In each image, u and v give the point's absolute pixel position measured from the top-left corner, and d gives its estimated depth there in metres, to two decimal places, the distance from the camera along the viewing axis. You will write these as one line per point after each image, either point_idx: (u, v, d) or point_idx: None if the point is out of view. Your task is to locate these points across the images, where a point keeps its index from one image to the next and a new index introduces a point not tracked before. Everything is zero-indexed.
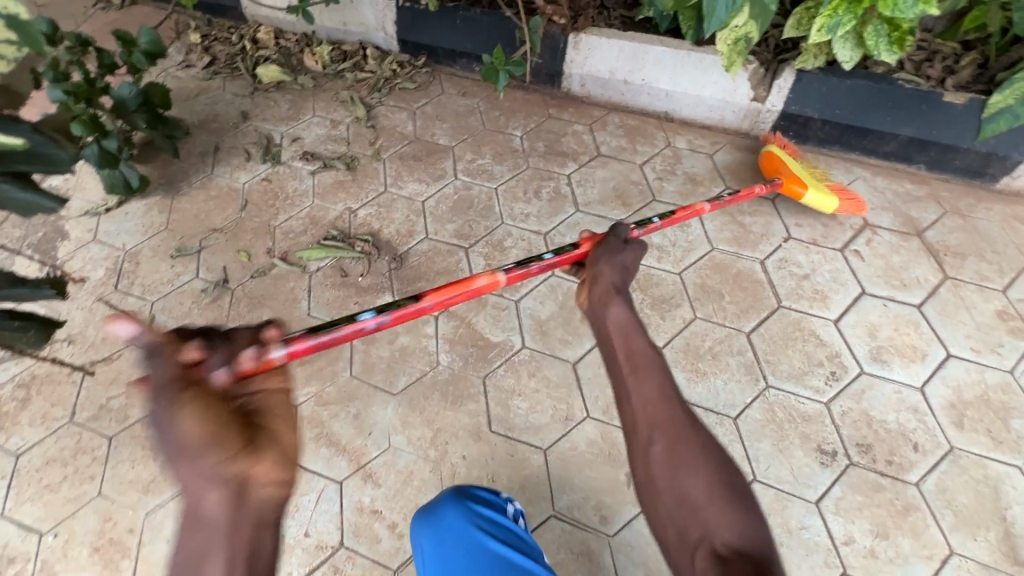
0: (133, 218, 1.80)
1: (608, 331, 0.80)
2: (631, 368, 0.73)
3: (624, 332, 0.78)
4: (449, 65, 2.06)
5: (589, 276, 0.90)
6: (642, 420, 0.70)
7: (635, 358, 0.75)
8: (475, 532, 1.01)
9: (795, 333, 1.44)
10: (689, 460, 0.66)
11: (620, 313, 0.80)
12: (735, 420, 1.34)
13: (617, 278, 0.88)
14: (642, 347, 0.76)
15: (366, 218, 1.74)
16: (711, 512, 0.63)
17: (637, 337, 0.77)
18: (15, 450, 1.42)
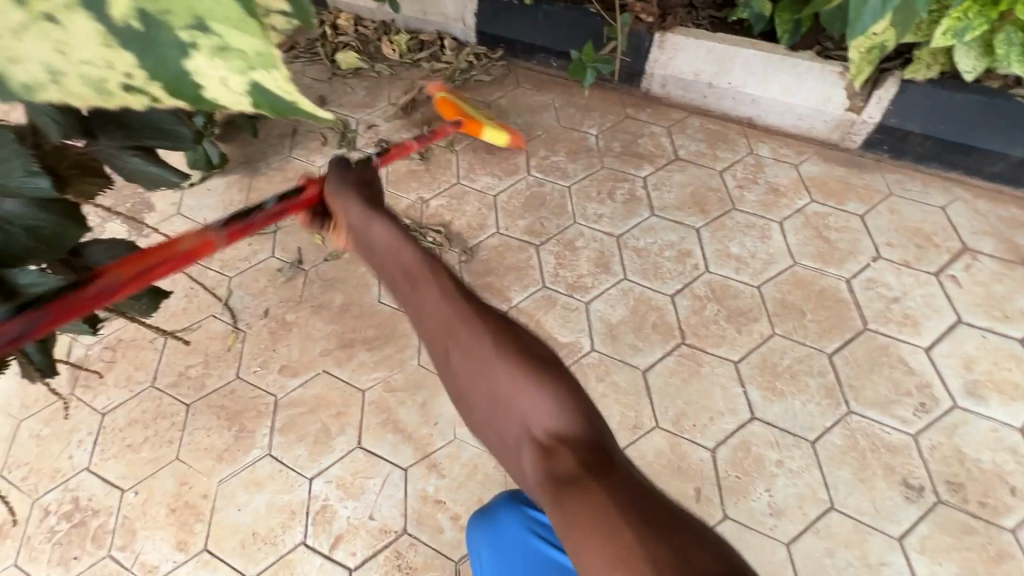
0: (214, 194, 1.86)
1: (379, 256, 0.70)
2: (413, 279, 0.66)
3: (376, 241, 0.71)
4: (526, 59, 2.05)
5: (337, 206, 0.76)
6: (418, 325, 0.65)
7: (422, 284, 0.66)
8: (532, 538, 1.00)
9: (881, 358, 1.37)
10: (485, 359, 0.62)
11: (383, 226, 0.71)
12: (814, 444, 1.28)
13: (349, 194, 0.76)
14: (413, 257, 0.68)
15: (438, 208, 1.75)
16: (531, 404, 0.61)
17: (409, 256, 0.68)
18: (101, 408, 1.50)
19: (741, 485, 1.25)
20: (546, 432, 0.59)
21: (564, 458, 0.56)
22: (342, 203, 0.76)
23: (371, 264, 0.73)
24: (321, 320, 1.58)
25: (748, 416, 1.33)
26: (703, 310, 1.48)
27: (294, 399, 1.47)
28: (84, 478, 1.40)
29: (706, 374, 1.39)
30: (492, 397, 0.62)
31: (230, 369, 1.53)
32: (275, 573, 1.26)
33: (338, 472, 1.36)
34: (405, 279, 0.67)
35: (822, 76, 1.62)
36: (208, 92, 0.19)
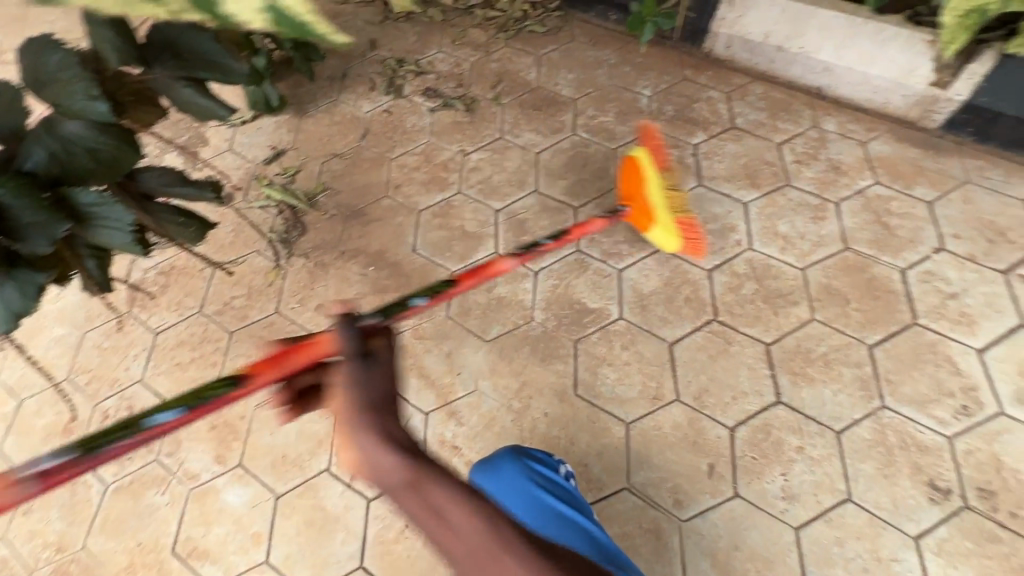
0: (265, 133, 1.90)
1: (404, 499, 0.56)
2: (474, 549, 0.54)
3: (385, 474, 0.55)
4: (583, 10, 1.95)
5: (349, 426, 0.58)
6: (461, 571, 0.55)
7: (452, 524, 0.55)
8: (534, 486, 1.05)
9: (927, 355, 1.30)
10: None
11: (400, 467, 0.55)
12: (839, 434, 1.25)
13: (360, 411, 0.58)
14: (441, 490, 0.56)
15: (478, 162, 1.74)
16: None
17: (433, 488, 0.56)
18: (155, 327, 1.62)
19: (756, 466, 1.24)
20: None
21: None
22: (348, 421, 0.58)
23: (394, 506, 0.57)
24: (356, 265, 1.63)
25: (773, 399, 1.30)
26: (741, 288, 1.43)
27: None
28: (138, 389, 1.54)
29: (734, 354, 1.36)
30: None
31: (270, 303, 1.61)
32: (300, 493, 1.36)
33: None
34: (435, 516, 0.55)
35: (908, 44, 1.47)
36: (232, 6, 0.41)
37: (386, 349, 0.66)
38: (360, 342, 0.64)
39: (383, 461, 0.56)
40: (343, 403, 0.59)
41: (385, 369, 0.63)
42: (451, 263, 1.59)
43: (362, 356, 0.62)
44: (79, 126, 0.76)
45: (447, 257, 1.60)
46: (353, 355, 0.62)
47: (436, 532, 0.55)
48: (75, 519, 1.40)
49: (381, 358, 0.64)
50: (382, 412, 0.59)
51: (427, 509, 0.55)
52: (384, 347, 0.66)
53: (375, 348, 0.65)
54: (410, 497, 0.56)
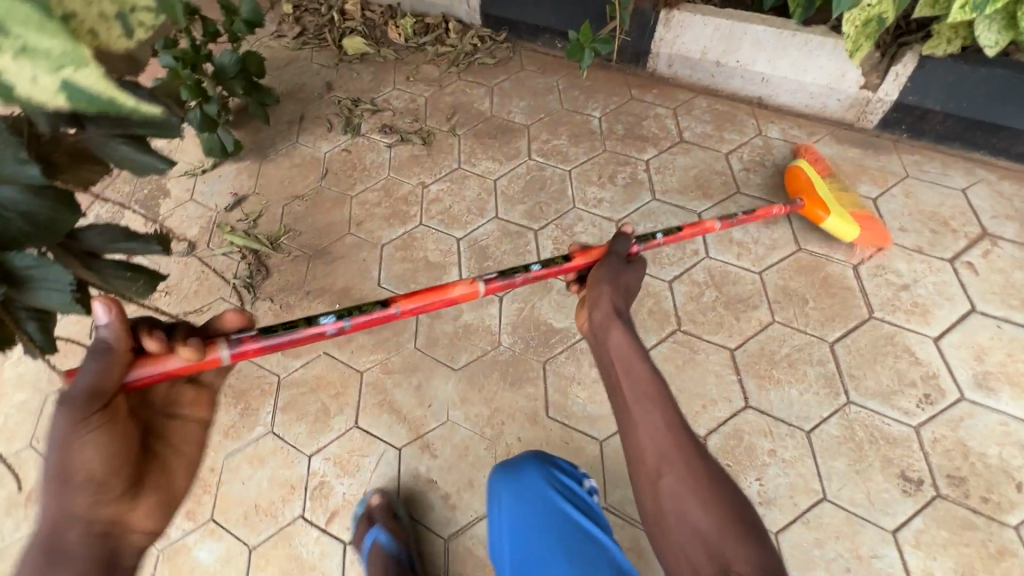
0: (225, 180, 1.91)
1: (608, 355, 0.85)
2: (639, 398, 0.78)
3: (608, 337, 0.86)
4: (531, 40, 2.01)
5: (592, 295, 0.93)
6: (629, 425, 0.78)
7: (637, 377, 0.80)
8: (558, 498, 1.04)
9: (886, 347, 1.32)
10: (700, 501, 0.70)
11: (621, 332, 0.85)
12: (809, 434, 1.25)
13: (602, 290, 0.93)
14: (643, 370, 0.80)
15: (438, 193, 1.76)
16: (736, 556, 0.65)
17: (634, 358, 0.81)
18: None
19: (731, 473, 1.24)
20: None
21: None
22: (593, 291, 0.94)
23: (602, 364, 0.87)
24: (322, 304, 1.62)
25: (741, 404, 1.31)
26: (702, 296, 1.45)
27: (295, 379, 1.52)
28: None
29: (700, 362, 1.37)
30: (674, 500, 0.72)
31: None
32: (274, 543, 1.32)
33: (335, 450, 1.41)
34: (626, 371, 0.81)
35: (835, 53, 1.54)
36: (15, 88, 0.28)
37: (636, 267, 1.01)
38: (625, 264, 1.01)
39: (615, 343, 0.84)
40: (593, 279, 0.97)
41: (628, 277, 0.98)
42: None
43: (620, 259, 1.00)
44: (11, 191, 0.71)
45: (412, 289, 1.60)
46: (616, 256, 1.01)
47: (622, 384, 0.81)
48: None
49: (624, 276, 0.98)
50: (615, 295, 0.93)
51: (627, 381, 0.80)
52: (618, 262, 1.00)
53: (625, 266, 1.00)
54: (618, 353, 0.83)
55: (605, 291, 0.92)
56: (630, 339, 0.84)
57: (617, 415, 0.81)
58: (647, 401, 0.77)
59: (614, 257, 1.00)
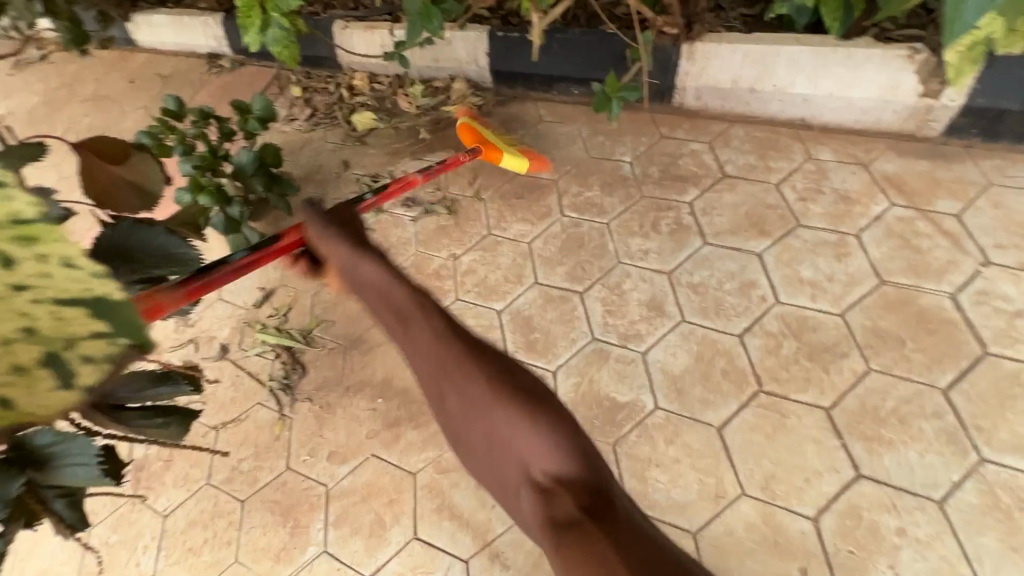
0: (252, 275, 1.86)
1: (389, 319, 0.91)
2: (404, 322, 0.88)
3: (366, 284, 0.93)
4: (545, 90, 1.94)
5: (330, 249, 0.98)
6: (416, 359, 0.87)
7: (400, 310, 0.89)
8: None
9: (1013, 389, 1.15)
10: (480, 405, 0.82)
11: (378, 272, 0.92)
12: (943, 505, 1.07)
13: (335, 235, 0.98)
14: (401, 294, 0.90)
15: (471, 264, 1.67)
16: (528, 447, 0.78)
17: (414, 299, 0.89)
18: (162, 510, 1.49)
19: (856, 561, 1.06)
20: (549, 478, 0.75)
21: (562, 501, 0.71)
22: (338, 251, 0.97)
23: (370, 302, 0.94)
24: (364, 400, 1.52)
25: (853, 474, 1.13)
26: (781, 349, 1.30)
27: (345, 488, 1.40)
28: None
29: (794, 427, 1.21)
30: (488, 439, 0.81)
31: (280, 459, 1.49)
32: None
33: (397, 568, 1.27)
34: (396, 320, 0.90)
35: (885, 64, 1.42)
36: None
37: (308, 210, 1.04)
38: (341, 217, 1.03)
39: (377, 288, 0.92)
40: (327, 245, 0.98)
41: (353, 226, 1.02)
42: None
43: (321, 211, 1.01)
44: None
45: None
46: (313, 220, 1.01)
47: (397, 331, 0.90)
48: None
49: (350, 233, 1.00)
50: (352, 246, 0.97)
51: (401, 326, 0.89)
52: (325, 218, 1.00)
53: (347, 222, 1.02)
54: (377, 302, 0.92)
55: (341, 249, 0.96)
56: (394, 282, 0.91)
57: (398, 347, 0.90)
58: (423, 339, 0.86)
59: (318, 214, 1.00)
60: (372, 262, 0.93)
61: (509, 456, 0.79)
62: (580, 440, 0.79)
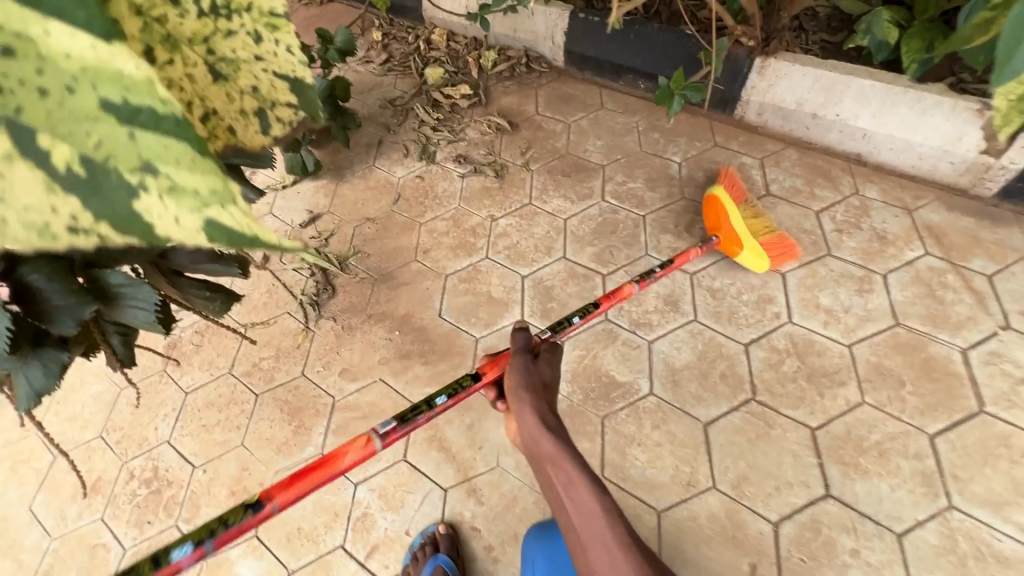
0: (303, 197, 1.98)
1: (545, 465, 0.89)
2: (586, 515, 0.85)
3: (544, 449, 0.88)
4: (612, 79, 1.99)
5: (512, 396, 0.93)
6: (597, 554, 0.81)
7: (579, 493, 0.85)
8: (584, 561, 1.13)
9: (998, 449, 1.17)
10: None
11: (554, 441, 0.88)
12: (901, 538, 1.12)
13: (523, 357, 0.99)
14: (585, 487, 0.85)
15: (507, 228, 1.75)
16: None
17: (568, 466, 0.86)
18: (186, 387, 1.64)
19: (804, 568, 1.13)
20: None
21: None
22: (513, 399, 0.92)
23: (541, 477, 0.92)
24: (383, 330, 1.63)
25: (821, 492, 1.19)
26: (782, 365, 1.35)
27: (350, 402, 1.52)
28: (164, 449, 1.55)
29: (776, 439, 1.26)
30: None
31: (297, 365, 1.62)
32: (313, 571, 1.30)
33: (381, 482, 1.38)
34: (565, 484, 0.87)
35: (954, 113, 1.40)
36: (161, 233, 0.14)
37: (551, 355, 1.04)
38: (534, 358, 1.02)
39: (539, 439, 0.89)
40: (514, 386, 0.93)
41: (554, 357, 1.04)
42: (477, 329, 1.57)
43: (528, 350, 1.01)
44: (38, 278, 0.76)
45: (473, 323, 1.58)
46: (520, 350, 1.00)
47: (570, 503, 0.86)
48: None
49: (541, 365, 1.00)
50: (536, 400, 0.91)
51: (581, 508, 0.85)
52: (530, 358, 0.99)
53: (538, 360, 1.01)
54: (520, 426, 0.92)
55: (524, 404, 0.91)
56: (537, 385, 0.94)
57: (572, 536, 0.87)
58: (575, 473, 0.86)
59: (523, 355, 0.99)
60: (540, 419, 0.89)
61: None
62: None
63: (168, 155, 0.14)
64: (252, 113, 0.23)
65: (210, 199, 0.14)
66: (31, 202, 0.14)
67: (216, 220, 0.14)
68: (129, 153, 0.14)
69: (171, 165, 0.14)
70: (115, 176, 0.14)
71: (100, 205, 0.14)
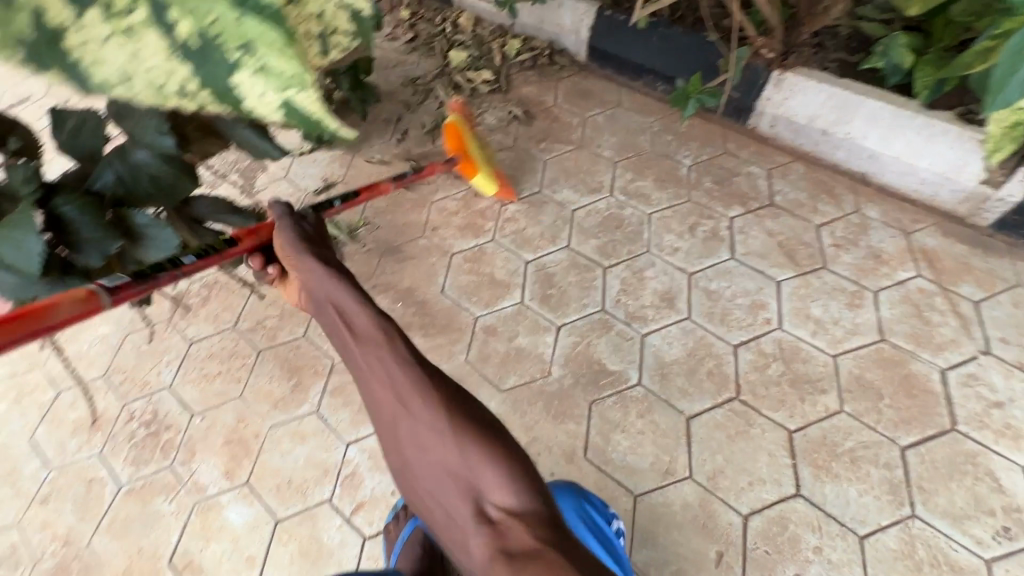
0: (319, 165, 2.02)
1: (330, 311, 0.79)
2: (364, 344, 0.73)
3: (319, 292, 0.80)
4: (632, 79, 2.02)
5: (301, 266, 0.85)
6: (365, 379, 0.72)
7: (357, 323, 0.75)
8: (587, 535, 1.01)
9: (965, 466, 1.22)
10: (430, 422, 0.69)
11: (326, 278, 0.80)
12: (863, 540, 1.17)
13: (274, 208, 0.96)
14: (364, 316, 0.75)
15: (515, 213, 1.79)
16: (483, 472, 0.66)
17: (343, 294, 0.78)
18: (190, 337, 1.69)
19: (768, 560, 1.18)
20: (501, 510, 0.63)
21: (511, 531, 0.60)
22: (292, 253, 0.87)
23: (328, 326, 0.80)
24: (386, 300, 1.68)
25: (792, 491, 1.24)
26: (767, 368, 1.40)
27: (348, 366, 1.57)
28: (165, 394, 1.61)
29: (755, 437, 1.31)
30: (438, 465, 0.68)
31: (299, 326, 1.67)
32: (299, 521, 1.36)
33: (372, 443, 1.44)
34: (344, 319, 0.76)
35: (958, 141, 1.45)
36: (249, 100, 0.26)
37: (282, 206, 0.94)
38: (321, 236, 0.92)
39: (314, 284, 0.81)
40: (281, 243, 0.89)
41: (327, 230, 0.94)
42: (477, 307, 1.62)
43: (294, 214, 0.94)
44: (73, 210, 0.83)
45: (473, 301, 1.63)
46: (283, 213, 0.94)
47: (349, 341, 0.75)
48: (86, 516, 1.45)
49: (307, 226, 0.93)
50: (313, 250, 0.86)
51: (357, 341, 0.74)
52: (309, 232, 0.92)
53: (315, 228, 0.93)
54: (305, 284, 0.84)
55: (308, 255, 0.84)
56: (298, 234, 0.90)
57: (354, 371, 0.75)
58: (367, 349, 0.72)
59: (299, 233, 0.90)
60: (318, 264, 0.82)
61: (461, 473, 0.67)
62: (529, 465, 0.69)
63: (262, 38, 0.26)
64: (316, 36, 0.32)
65: (287, 82, 0.26)
66: (158, 63, 0.27)
67: (297, 100, 0.26)
68: (238, 35, 0.26)
69: (262, 51, 0.26)
70: (224, 52, 0.26)
71: (209, 74, 0.27)
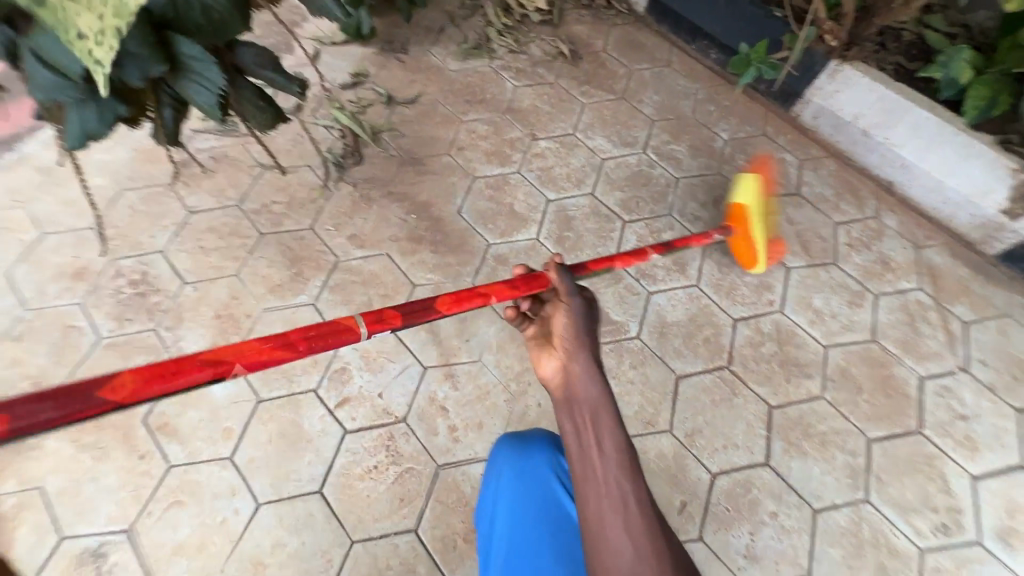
0: (350, 60, 1.92)
1: (575, 406, 0.71)
2: (611, 469, 0.65)
3: (580, 386, 0.72)
4: (686, 41, 1.97)
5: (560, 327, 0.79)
6: (599, 512, 0.63)
7: (603, 440, 0.67)
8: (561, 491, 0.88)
9: (922, 465, 1.30)
10: None
11: (591, 379, 0.73)
12: (816, 513, 1.25)
13: (577, 298, 0.82)
14: (617, 437, 0.68)
15: (545, 150, 1.76)
16: None
17: (603, 415, 0.70)
18: (190, 206, 1.63)
19: (727, 516, 1.25)
20: None
21: None
22: (564, 331, 0.79)
23: (564, 420, 0.72)
24: (400, 209, 1.64)
25: (761, 459, 1.30)
26: (761, 345, 1.44)
27: (352, 266, 1.54)
28: (157, 258, 1.55)
29: (737, 406, 1.36)
30: None
31: (307, 218, 1.62)
32: (282, 405, 1.35)
33: (366, 344, 1.42)
34: (596, 437, 0.68)
35: (991, 166, 1.49)
36: None
37: None
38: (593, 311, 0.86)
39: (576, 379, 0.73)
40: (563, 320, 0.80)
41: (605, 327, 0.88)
42: (491, 234, 1.60)
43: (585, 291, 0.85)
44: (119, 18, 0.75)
45: (488, 228, 1.61)
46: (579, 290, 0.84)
47: (588, 454, 0.67)
48: (61, 360, 1.41)
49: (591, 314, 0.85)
50: (590, 347, 0.77)
51: (601, 459, 0.66)
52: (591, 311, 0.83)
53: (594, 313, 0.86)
54: (562, 375, 0.75)
55: (575, 335, 0.78)
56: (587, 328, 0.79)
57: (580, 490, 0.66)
58: (620, 477, 0.65)
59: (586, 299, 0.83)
60: (589, 361, 0.74)
61: None
62: None
63: None
64: None
65: None
66: None
67: None
68: None
69: None
70: None
71: None
